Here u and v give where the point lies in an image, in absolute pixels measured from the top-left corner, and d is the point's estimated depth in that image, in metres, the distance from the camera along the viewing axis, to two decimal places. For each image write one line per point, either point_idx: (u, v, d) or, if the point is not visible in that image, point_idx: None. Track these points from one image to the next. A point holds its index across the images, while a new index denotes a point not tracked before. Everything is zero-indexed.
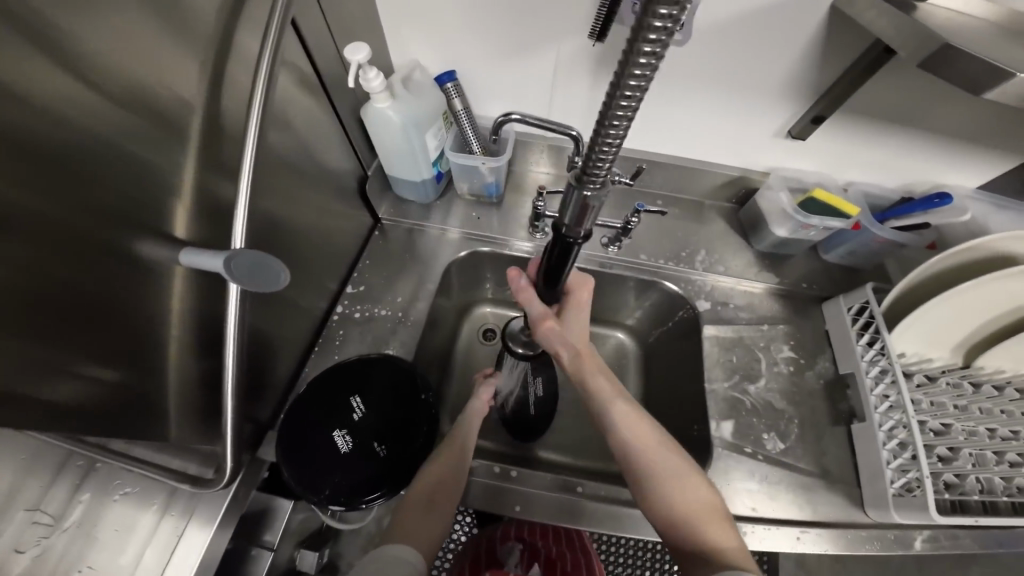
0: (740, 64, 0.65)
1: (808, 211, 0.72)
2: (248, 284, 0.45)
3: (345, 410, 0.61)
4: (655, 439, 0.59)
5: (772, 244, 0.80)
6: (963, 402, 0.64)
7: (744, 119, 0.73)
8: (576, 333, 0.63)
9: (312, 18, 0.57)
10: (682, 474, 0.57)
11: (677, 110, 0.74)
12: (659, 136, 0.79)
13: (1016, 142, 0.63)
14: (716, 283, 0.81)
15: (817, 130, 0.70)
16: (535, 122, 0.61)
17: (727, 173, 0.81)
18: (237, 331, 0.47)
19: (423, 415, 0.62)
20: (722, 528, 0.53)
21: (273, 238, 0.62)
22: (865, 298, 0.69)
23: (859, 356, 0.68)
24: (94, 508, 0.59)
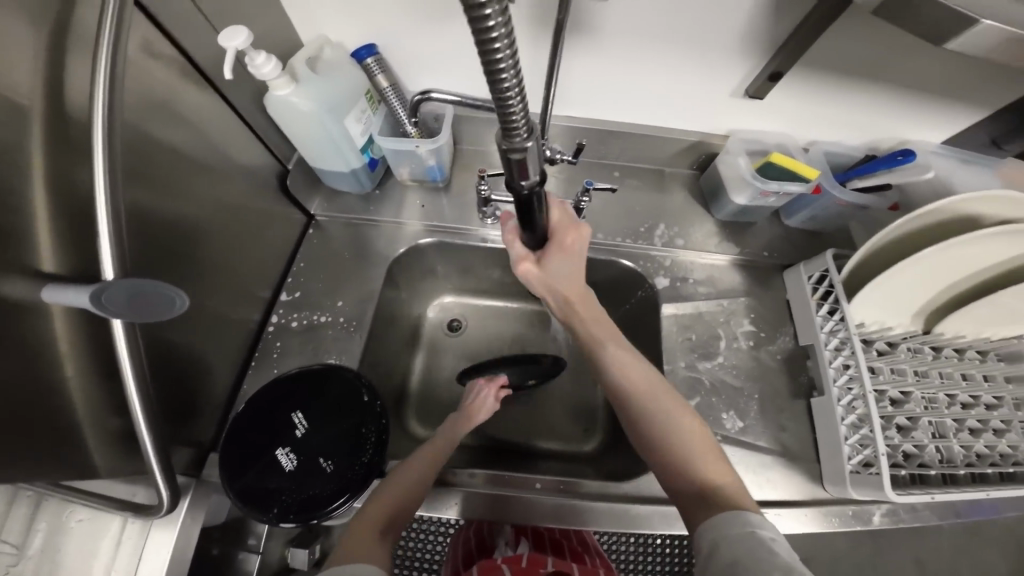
0: (688, 19, 0.58)
1: (767, 176, 0.68)
2: (131, 316, 0.42)
3: (288, 428, 0.60)
4: (646, 375, 0.57)
5: (733, 212, 0.76)
6: (924, 370, 0.63)
7: (699, 81, 0.67)
8: (563, 277, 0.59)
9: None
10: (675, 409, 0.55)
11: (626, 73, 0.67)
12: (610, 103, 0.73)
13: (978, 93, 0.59)
14: (677, 258, 0.77)
15: (776, 88, 0.64)
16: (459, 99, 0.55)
17: (686, 138, 0.75)
18: (134, 364, 0.44)
19: (370, 423, 0.61)
20: (716, 460, 0.51)
21: (190, 248, 0.56)
22: (825, 267, 0.66)
23: (819, 326, 0.66)
24: (53, 534, 0.55)
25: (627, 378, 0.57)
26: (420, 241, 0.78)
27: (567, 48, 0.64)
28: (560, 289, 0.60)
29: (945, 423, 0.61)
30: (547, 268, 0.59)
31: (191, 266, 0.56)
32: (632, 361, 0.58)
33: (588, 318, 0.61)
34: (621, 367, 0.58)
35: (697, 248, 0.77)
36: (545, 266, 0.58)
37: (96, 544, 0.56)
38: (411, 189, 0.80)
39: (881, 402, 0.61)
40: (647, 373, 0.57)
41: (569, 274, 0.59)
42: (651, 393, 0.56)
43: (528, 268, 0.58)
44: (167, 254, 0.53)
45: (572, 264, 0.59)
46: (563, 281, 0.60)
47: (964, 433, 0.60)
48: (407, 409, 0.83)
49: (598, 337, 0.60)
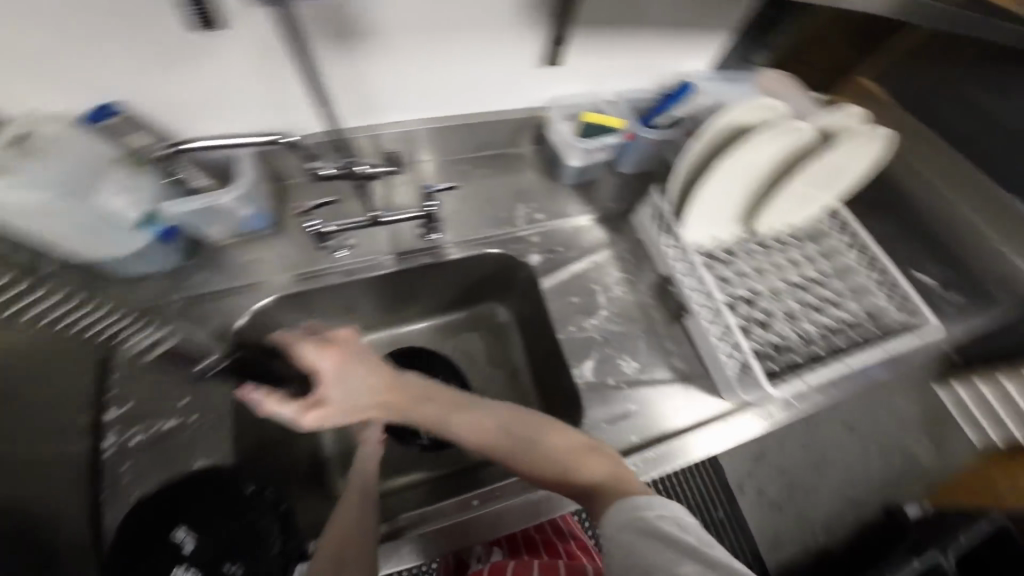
0: (453, 1, 0.56)
1: (589, 135, 0.73)
2: None
3: (169, 551, 0.50)
4: (491, 420, 0.51)
5: (575, 176, 0.80)
6: (763, 268, 0.73)
7: (501, 60, 0.67)
8: (360, 392, 0.53)
9: None
10: (534, 437, 0.49)
11: (427, 68, 0.65)
12: (427, 101, 0.70)
13: (718, 20, 0.69)
14: (544, 234, 0.79)
15: (570, 52, 0.68)
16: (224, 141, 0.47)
17: (512, 117, 0.76)
18: None
19: (265, 507, 0.54)
20: (593, 459, 0.47)
21: None
22: (654, 203, 0.74)
23: (669, 256, 0.74)
24: None
25: (478, 437, 0.51)
26: (269, 301, 0.68)
27: (347, 56, 0.59)
28: (365, 404, 0.53)
29: (792, 307, 0.71)
30: (332, 400, 0.52)
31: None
32: (474, 415, 0.52)
33: (416, 399, 0.54)
34: (467, 428, 0.51)
35: (555, 217, 0.80)
36: (329, 396, 0.52)
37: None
38: (241, 247, 0.70)
39: (738, 308, 0.70)
40: (493, 419, 0.51)
41: (365, 384, 0.54)
42: (506, 438, 0.50)
43: (313, 414, 0.51)
44: None
45: (359, 374, 0.54)
46: (363, 394, 0.53)
47: (810, 311, 0.70)
48: None
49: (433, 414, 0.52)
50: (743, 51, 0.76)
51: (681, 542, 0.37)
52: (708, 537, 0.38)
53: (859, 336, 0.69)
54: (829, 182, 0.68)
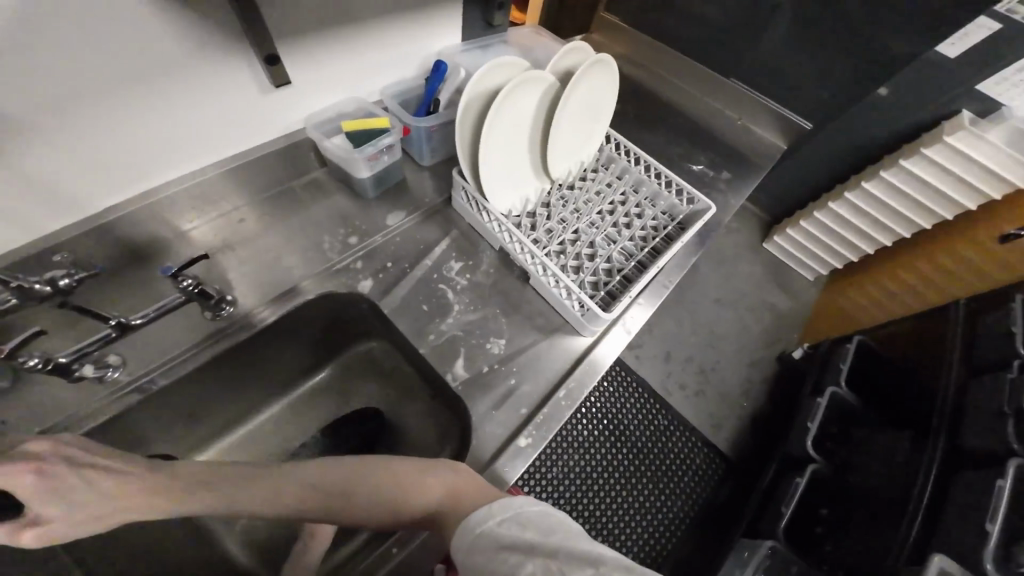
0: (97, 59, 0.46)
1: (360, 143, 0.68)
2: None
3: None
4: (307, 481, 0.44)
5: (375, 185, 0.76)
6: (575, 208, 0.78)
7: (216, 98, 0.58)
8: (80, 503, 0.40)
9: None
10: (357, 481, 0.44)
11: (122, 133, 0.53)
12: (151, 168, 0.58)
13: None
14: (367, 254, 0.74)
15: (289, 68, 0.61)
16: None
17: (272, 149, 0.68)
18: None
19: None
20: (426, 480, 0.44)
21: None
22: (460, 183, 0.74)
23: (492, 230, 0.75)
24: None
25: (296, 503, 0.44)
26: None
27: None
28: (100, 512, 0.41)
29: (609, 232, 0.77)
30: (55, 518, 0.39)
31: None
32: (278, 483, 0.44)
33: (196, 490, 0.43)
34: (276, 498, 0.44)
35: (373, 233, 0.76)
36: (44, 509, 0.39)
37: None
38: None
39: (564, 254, 0.74)
40: (310, 477, 0.44)
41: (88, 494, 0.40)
42: (325, 493, 0.44)
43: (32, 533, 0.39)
44: None
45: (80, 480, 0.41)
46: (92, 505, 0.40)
47: (625, 231, 0.77)
48: None
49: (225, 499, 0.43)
50: (479, 17, 0.78)
51: (526, 542, 0.35)
52: (550, 525, 0.37)
53: (666, 235, 0.77)
54: (591, 113, 0.74)
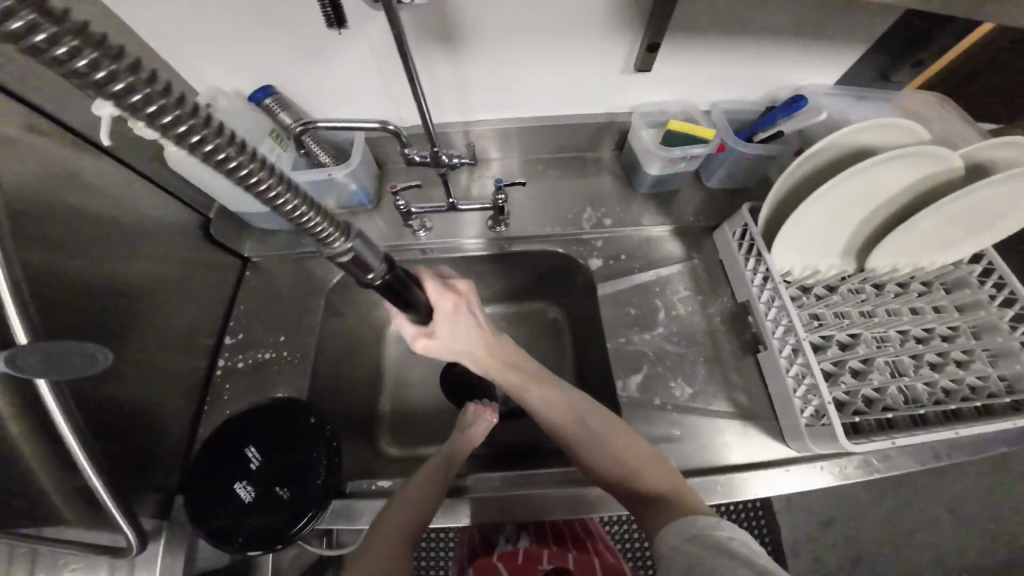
0: (550, 11, 0.59)
1: (671, 144, 0.69)
2: (49, 376, 0.44)
3: (242, 462, 0.62)
4: (570, 403, 0.58)
5: (652, 184, 0.77)
6: (867, 308, 0.63)
7: (589, 64, 0.68)
8: (465, 338, 0.57)
9: (32, 73, 0.49)
10: (607, 433, 0.55)
11: (525, 68, 0.68)
12: (518, 102, 0.75)
13: (856, 28, 0.60)
14: (609, 239, 0.78)
15: (659, 58, 0.65)
16: (338, 124, 0.59)
17: (595, 120, 0.77)
18: (69, 421, 0.46)
19: (317, 440, 0.63)
20: (658, 469, 0.52)
21: (113, 310, 0.57)
22: (744, 221, 0.67)
23: (750, 282, 0.67)
24: None
25: (558, 414, 0.58)
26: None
27: (445, 57, 0.66)
28: (466, 349, 0.58)
29: (899, 360, 0.61)
30: (443, 337, 0.55)
31: (118, 325, 0.58)
32: (554, 396, 0.59)
33: (506, 366, 0.60)
34: (549, 402, 0.59)
35: (623, 223, 0.78)
36: (440, 336, 0.55)
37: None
38: (344, 216, 0.82)
39: (829, 350, 0.60)
40: (574, 403, 0.58)
41: (470, 333, 0.58)
42: (585, 427, 0.56)
43: (426, 345, 0.55)
44: (81, 319, 0.53)
45: (466, 321, 0.57)
46: (467, 340, 0.57)
47: (922, 368, 0.59)
48: (378, 432, 0.85)
49: (519, 385, 0.60)
50: (881, 59, 0.64)
51: (757, 563, 0.39)
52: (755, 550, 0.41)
53: (989, 408, 0.57)
54: (973, 222, 0.57)
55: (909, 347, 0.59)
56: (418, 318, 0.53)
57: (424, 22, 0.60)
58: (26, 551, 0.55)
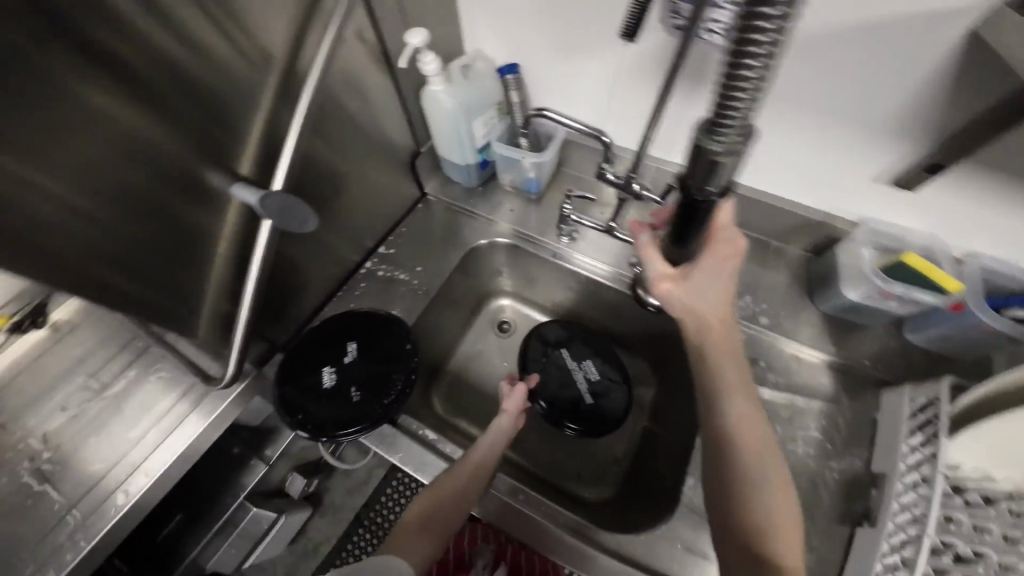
0: (834, 90, 0.55)
1: (891, 275, 0.60)
2: (278, 219, 0.55)
3: (338, 353, 0.71)
4: (760, 436, 0.54)
5: (842, 307, 0.66)
6: None
7: (838, 156, 0.61)
8: (707, 296, 0.54)
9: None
10: (781, 493, 0.52)
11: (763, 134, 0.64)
12: None
13: None
14: (753, 335, 0.70)
15: (937, 180, 0.56)
16: (564, 120, 0.62)
17: (806, 212, 0.69)
18: (265, 256, 0.57)
19: (400, 367, 0.70)
20: (795, 550, 0.50)
21: (325, 188, 0.70)
22: (936, 395, 0.55)
23: (901, 457, 0.56)
24: (133, 385, 0.68)
25: (743, 429, 0.54)
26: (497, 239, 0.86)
27: (685, 93, 0.66)
28: (701, 310, 0.54)
29: None
30: (691, 285, 0.53)
31: (317, 202, 0.70)
32: (752, 413, 0.55)
33: (723, 351, 0.55)
34: (743, 415, 0.54)
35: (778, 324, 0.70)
36: (687, 282, 0.53)
37: (143, 414, 0.67)
38: (509, 194, 0.88)
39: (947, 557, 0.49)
40: (765, 437, 0.54)
41: (716, 292, 0.54)
42: (762, 461, 0.53)
43: (668, 287, 0.55)
44: (307, 185, 0.66)
45: (721, 281, 0.53)
46: (711, 302, 0.54)
47: None
48: (436, 386, 0.90)
49: (728, 377, 0.55)
50: None
51: None
52: None
53: None
54: None
55: None
56: (678, 257, 0.53)
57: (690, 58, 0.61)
58: (136, 348, 0.70)
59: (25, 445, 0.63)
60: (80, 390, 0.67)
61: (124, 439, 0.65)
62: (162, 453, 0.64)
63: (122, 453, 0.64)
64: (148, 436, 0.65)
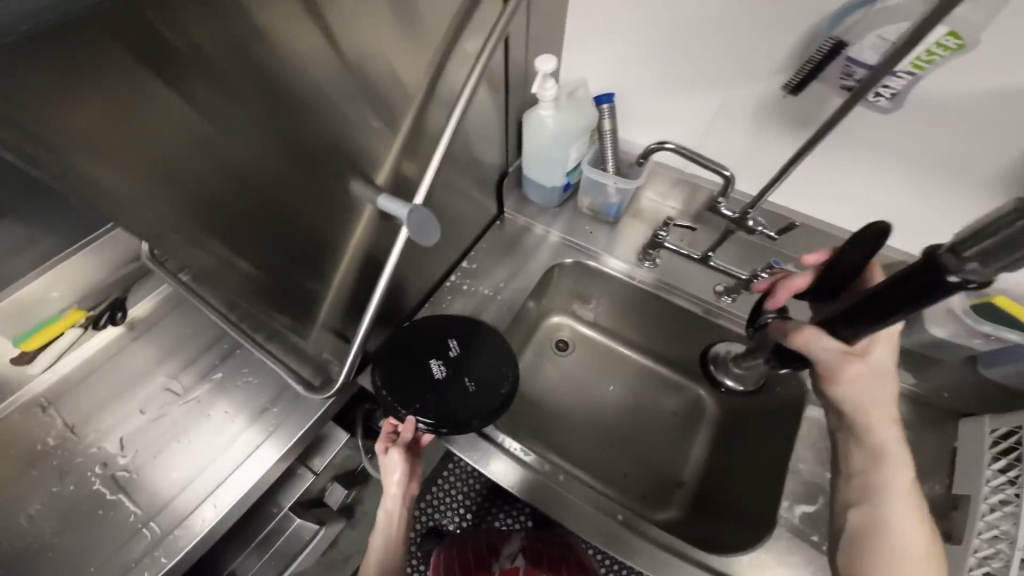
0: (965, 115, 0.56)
1: (979, 316, 0.59)
2: (413, 232, 0.55)
3: (444, 346, 0.72)
4: (909, 502, 0.51)
5: (922, 346, 0.65)
6: None
7: (923, 198, 0.65)
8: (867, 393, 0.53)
9: (515, 33, 0.65)
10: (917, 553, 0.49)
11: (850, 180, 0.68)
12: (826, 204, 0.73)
13: None
14: None
15: None
16: (688, 155, 0.62)
17: (895, 255, 0.70)
18: (386, 283, 0.59)
19: (510, 359, 0.73)
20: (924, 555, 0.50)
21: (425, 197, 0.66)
22: (1019, 423, 0.57)
23: (984, 479, 0.57)
24: (218, 388, 0.73)
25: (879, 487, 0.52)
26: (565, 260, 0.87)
27: (778, 131, 0.68)
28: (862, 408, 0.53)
29: None
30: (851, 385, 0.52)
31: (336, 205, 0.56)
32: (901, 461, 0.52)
33: (886, 423, 0.52)
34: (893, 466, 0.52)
35: None
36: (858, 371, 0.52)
37: (221, 426, 0.70)
38: (586, 216, 0.90)
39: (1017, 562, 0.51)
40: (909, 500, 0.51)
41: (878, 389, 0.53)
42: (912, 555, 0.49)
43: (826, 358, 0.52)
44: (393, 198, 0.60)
45: (886, 390, 0.53)
46: (871, 390, 0.52)
47: None
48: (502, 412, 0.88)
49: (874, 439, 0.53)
50: None
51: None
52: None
53: None
54: None
55: None
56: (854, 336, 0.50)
57: (805, 113, 0.65)
58: (222, 349, 0.76)
59: (107, 447, 0.68)
60: (165, 389, 0.72)
61: (199, 453, 0.68)
62: (225, 493, 0.65)
63: (210, 461, 0.68)
64: (215, 463, 0.68)
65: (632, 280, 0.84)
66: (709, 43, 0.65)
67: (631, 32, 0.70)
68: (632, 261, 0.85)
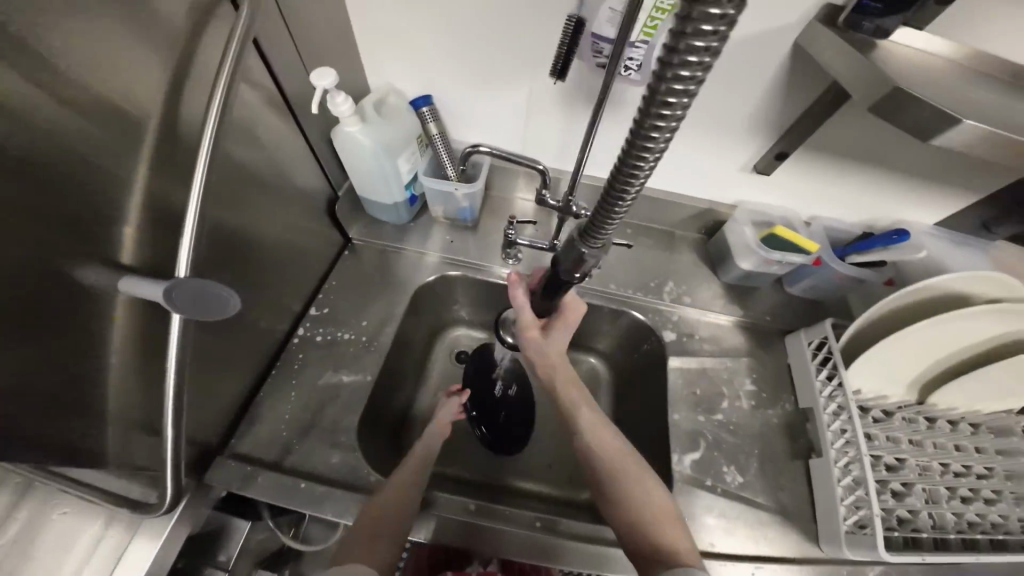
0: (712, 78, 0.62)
1: (771, 246, 0.73)
2: (192, 313, 0.44)
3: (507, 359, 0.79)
4: (619, 447, 0.59)
5: (740, 277, 0.79)
6: (919, 437, 0.59)
7: (712, 153, 0.73)
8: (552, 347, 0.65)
9: (282, 42, 0.56)
10: (641, 478, 0.55)
11: None
12: None
13: (971, 179, 0.65)
14: (683, 314, 0.78)
15: (782, 166, 0.71)
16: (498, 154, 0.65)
17: (696, 205, 0.81)
18: (179, 363, 0.46)
19: None
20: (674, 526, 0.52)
21: (220, 251, 0.55)
22: (824, 334, 0.67)
23: (817, 391, 0.65)
24: (32, 524, 0.51)
25: (602, 447, 0.58)
26: (426, 278, 0.82)
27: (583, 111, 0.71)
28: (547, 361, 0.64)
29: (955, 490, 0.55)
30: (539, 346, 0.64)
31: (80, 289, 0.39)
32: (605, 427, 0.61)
33: (569, 386, 0.64)
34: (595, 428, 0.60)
35: (705, 311, 0.78)
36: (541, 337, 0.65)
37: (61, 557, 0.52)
38: (443, 225, 0.86)
39: (873, 463, 0.56)
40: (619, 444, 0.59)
41: (553, 347, 0.65)
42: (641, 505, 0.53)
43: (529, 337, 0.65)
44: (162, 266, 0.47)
45: (560, 340, 0.65)
46: (553, 348, 0.64)
47: (955, 501, 0.54)
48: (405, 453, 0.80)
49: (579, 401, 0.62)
50: (982, 214, 0.69)
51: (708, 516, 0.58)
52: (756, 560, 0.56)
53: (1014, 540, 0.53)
54: None
55: (953, 480, 0.54)
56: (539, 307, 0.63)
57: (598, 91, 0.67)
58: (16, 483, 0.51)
59: None
60: None
61: None
62: None
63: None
64: None
65: (499, 280, 0.82)
66: (498, 35, 0.63)
67: (422, 31, 0.66)
68: (497, 263, 0.83)
